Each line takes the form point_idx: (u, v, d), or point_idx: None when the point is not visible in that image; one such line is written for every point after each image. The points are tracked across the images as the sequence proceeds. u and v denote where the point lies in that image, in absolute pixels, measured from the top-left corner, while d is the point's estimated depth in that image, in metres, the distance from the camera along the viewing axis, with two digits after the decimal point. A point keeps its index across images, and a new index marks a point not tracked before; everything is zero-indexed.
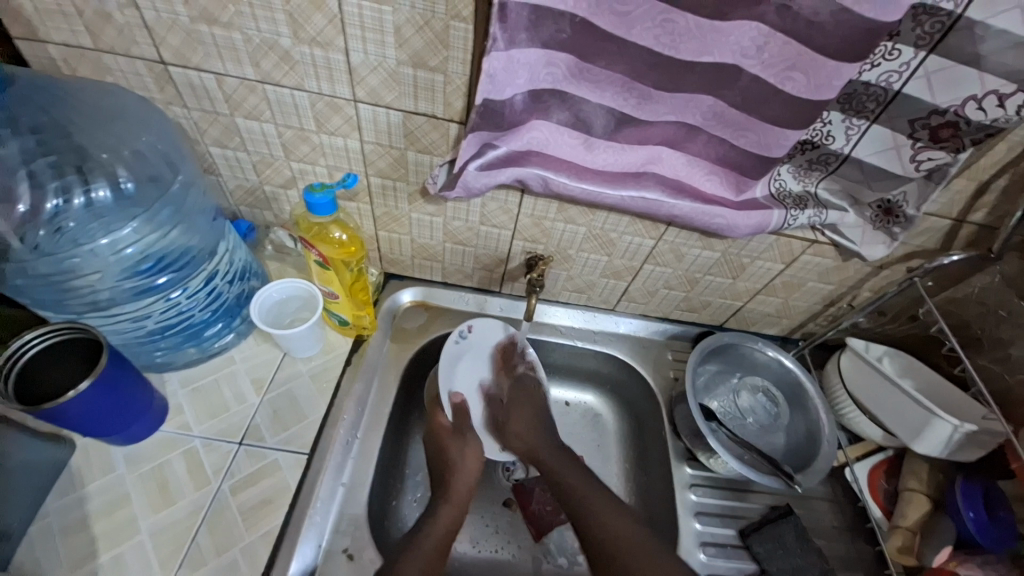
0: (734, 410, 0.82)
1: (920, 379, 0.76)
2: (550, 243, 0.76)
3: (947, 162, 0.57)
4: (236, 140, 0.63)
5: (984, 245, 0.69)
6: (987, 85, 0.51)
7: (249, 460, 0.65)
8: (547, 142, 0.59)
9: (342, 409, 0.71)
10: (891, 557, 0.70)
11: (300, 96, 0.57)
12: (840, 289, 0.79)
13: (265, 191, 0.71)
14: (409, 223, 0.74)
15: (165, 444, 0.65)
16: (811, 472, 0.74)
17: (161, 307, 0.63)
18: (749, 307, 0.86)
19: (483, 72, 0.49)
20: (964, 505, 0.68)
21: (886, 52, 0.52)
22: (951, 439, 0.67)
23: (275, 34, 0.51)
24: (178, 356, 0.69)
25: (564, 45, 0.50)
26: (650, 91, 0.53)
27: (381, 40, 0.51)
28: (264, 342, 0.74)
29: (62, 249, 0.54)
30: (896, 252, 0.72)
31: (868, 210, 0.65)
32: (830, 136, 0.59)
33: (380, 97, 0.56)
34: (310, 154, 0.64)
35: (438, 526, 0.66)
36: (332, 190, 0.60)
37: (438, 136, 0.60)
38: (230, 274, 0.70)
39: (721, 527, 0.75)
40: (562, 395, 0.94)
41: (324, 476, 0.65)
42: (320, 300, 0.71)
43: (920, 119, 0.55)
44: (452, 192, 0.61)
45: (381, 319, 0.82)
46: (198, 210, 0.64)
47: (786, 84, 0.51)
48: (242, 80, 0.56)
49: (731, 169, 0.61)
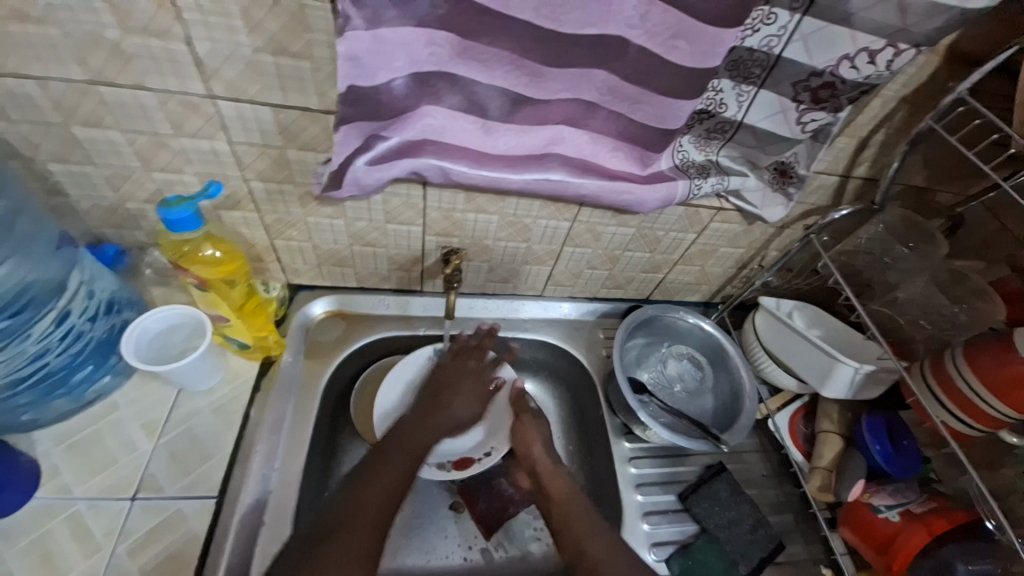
0: (663, 380, 0.84)
1: (826, 327, 0.80)
2: (465, 236, 0.73)
3: (829, 121, 0.60)
4: (79, 153, 0.54)
5: (868, 198, 0.73)
6: (857, 43, 0.53)
7: (146, 515, 0.58)
8: (442, 130, 0.55)
9: (253, 440, 0.65)
10: (813, 496, 0.75)
11: (145, 95, 0.49)
12: (750, 251, 0.82)
13: (129, 209, 0.61)
14: (308, 229, 0.67)
15: (40, 513, 0.56)
16: (737, 429, 0.77)
17: (0, 360, 0.54)
18: (670, 277, 0.87)
19: (343, 56, 0.45)
20: (871, 438, 0.73)
21: (764, 17, 0.52)
22: (853, 381, 0.72)
23: (97, 24, 0.43)
24: (45, 410, 0.60)
25: (442, 22, 0.46)
26: (540, 68, 0.51)
27: (229, 26, 0.44)
28: (151, 380, 0.66)
29: None
30: (795, 211, 0.75)
31: (766, 172, 0.67)
32: (723, 104, 0.60)
33: (243, 91, 0.49)
34: (173, 161, 0.56)
35: (368, 494, 0.59)
36: (194, 202, 0.54)
37: (319, 131, 0.54)
38: (92, 310, 0.61)
39: (663, 494, 0.77)
40: None
41: (238, 515, 0.60)
42: (207, 326, 0.63)
43: (801, 81, 0.57)
44: (342, 190, 0.57)
45: (290, 337, 0.75)
46: (34, 240, 0.54)
47: (673, 53, 0.50)
48: (67, 81, 0.47)
49: (633, 143, 0.60)
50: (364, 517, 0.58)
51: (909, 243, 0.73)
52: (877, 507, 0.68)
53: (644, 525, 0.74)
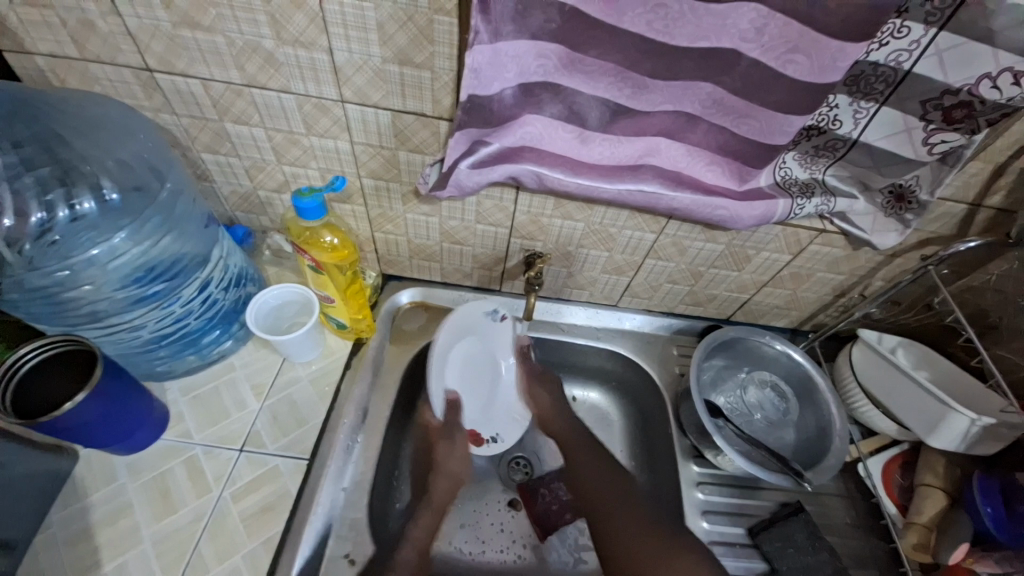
0: (741, 406, 0.80)
1: (935, 369, 0.73)
2: (548, 241, 0.74)
3: (962, 144, 0.54)
4: (227, 146, 0.63)
5: (1000, 231, 0.66)
6: (1001, 62, 0.48)
7: (249, 467, 0.65)
8: (540, 137, 0.57)
9: (342, 413, 0.71)
10: (906, 555, 0.68)
11: (287, 98, 0.56)
12: (851, 279, 0.76)
13: (260, 196, 0.70)
14: (405, 224, 0.73)
15: (166, 452, 0.66)
16: (822, 469, 0.72)
17: (153, 318, 0.63)
18: (757, 299, 0.83)
19: (467, 67, 0.48)
20: (981, 500, 0.65)
21: (894, 30, 0.49)
22: (968, 433, 0.65)
23: (257, 35, 0.50)
24: (178, 364, 0.69)
25: (554, 35, 0.48)
26: (645, 80, 0.51)
27: (364, 38, 0.49)
28: (262, 348, 0.75)
29: (43, 265, 0.53)
30: (909, 240, 0.69)
31: (878, 196, 0.63)
32: (838, 120, 0.57)
33: (368, 97, 0.55)
34: (301, 157, 0.63)
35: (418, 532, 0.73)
36: (320, 194, 0.60)
37: (428, 135, 0.58)
38: (226, 281, 0.70)
39: (729, 525, 0.74)
40: (571, 391, 0.93)
41: (325, 481, 0.66)
42: (314, 305, 0.71)
43: (932, 99, 0.52)
44: (444, 191, 0.60)
45: (380, 322, 0.81)
46: (189, 217, 0.64)
47: (787, 67, 0.48)
48: (228, 84, 0.55)
49: (732, 157, 0.58)
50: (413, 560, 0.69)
51: None
52: None
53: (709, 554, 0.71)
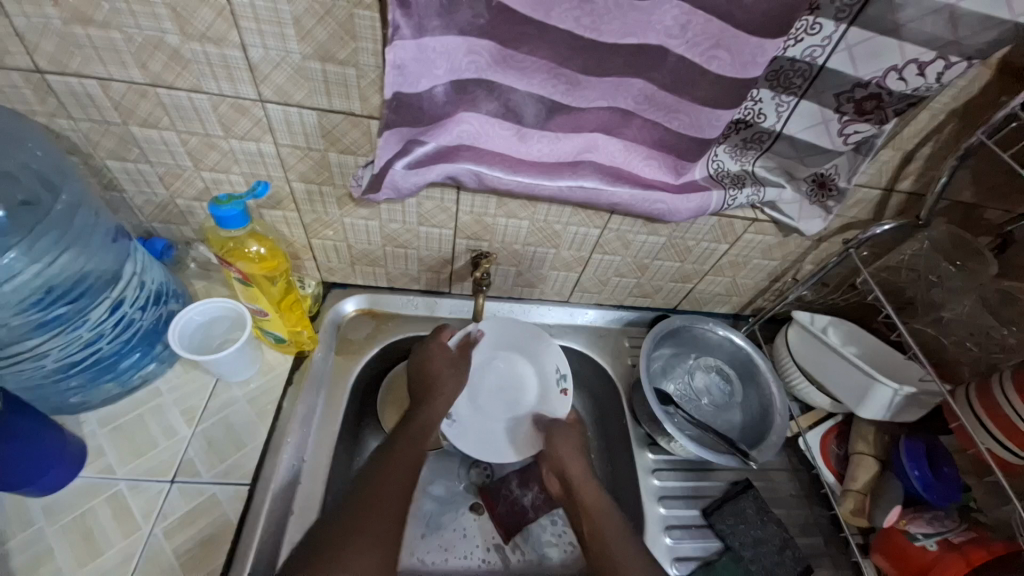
0: (689, 392, 0.83)
1: (862, 345, 0.78)
2: (494, 240, 0.73)
3: (873, 134, 0.58)
4: (136, 152, 0.57)
5: (912, 213, 0.71)
6: (907, 54, 0.51)
7: (183, 498, 0.60)
8: (477, 135, 0.56)
9: (285, 431, 0.67)
10: (844, 519, 0.73)
11: (200, 99, 0.52)
12: (784, 264, 0.80)
13: (179, 205, 0.65)
14: (343, 229, 0.69)
15: (85, 491, 0.60)
16: (765, 447, 0.75)
17: (59, 344, 0.57)
18: (699, 288, 0.86)
19: (389, 63, 0.47)
20: (909, 464, 0.70)
21: (808, 27, 0.52)
22: (892, 402, 0.70)
23: (159, 30, 0.46)
24: (95, 392, 0.63)
25: (483, 31, 0.47)
26: (578, 77, 0.51)
27: (281, 33, 0.46)
28: (193, 368, 0.69)
29: None
30: (832, 225, 0.73)
31: (803, 184, 0.66)
32: (762, 114, 0.59)
33: (290, 96, 0.52)
34: (222, 161, 0.59)
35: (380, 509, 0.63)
36: (241, 200, 0.57)
37: (360, 135, 0.56)
38: (142, 300, 0.64)
39: (686, 508, 0.76)
40: None
41: (270, 505, 0.62)
42: (247, 317, 0.66)
43: (845, 92, 0.55)
44: (381, 193, 0.58)
45: (323, 333, 0.77)
46: (92, 232, 0.58)
47: (712, 63, 0.50)
48: (130, 84, 0.50)
49: (667, 152, 0.60)
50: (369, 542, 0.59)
51: (955, 261, 0.70)
52: (912, 535, 0.66)
53: (666, 538, 0.73)
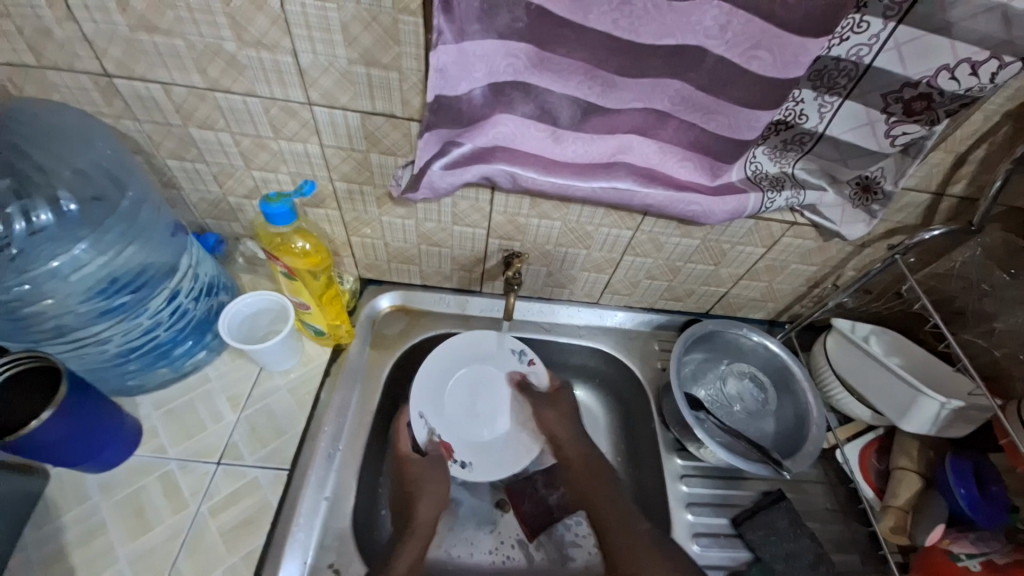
0: (721, 398, 0.81)
1: (907, 355, 0.75)
2: (526, 240, 0.74)
3: (923, 135, 0.56)
4: (193, 152, 0.61)
5: (963, 219, 0.68)
6: (959, 53, 0.49)
7: (227, 480, 0.64)
8: (513, 137, 0.57)
9: (322, 421, 0.70)
10: (883, 536, 0.70)
11: (253, 102, 0.55)
12: (824, 270, 0.78)
13: (230, 202, 0.68)
14: (381, 227, 0.72)
15: (140, 469, 0.64)
16: (800, 457, 0.73)
17: (121, 330, 0.62)
18: (734, 292, 0.84)
19: (432, 68, 0.48)
20: (955, 480, 0.67)
21: (854, 25, 0.50)
22: (938, 417, 0.67)
23: (219, 38, 0.49)
24: (150, 377, 0.68)
25: (522, 34, 0.48)
26: (614, 78, 0.51)
27: (329, 39, 0.49)
28: (238, 358, 0.73)
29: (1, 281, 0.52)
30: (877, 230, 0.71)
31: (847, 187, 0.64)
32: (804, 115, 0.58)
33: (335, 99, 0.54)
34: (271, 161, 0.62)
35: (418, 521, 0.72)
36: (290, 199, 0.59)
37: (399, 136, 0.58)
38: (196, 291, 0.68)
39: (714, 517, 0.75)
40: None
41: (307, 491, 0.65)
42: (291, 312, 0.70)
43: (892, 92, 0.54)
44: (418, 193, 0.60)
45: (360, 327, 0.80)
46: (153, 226, 0.62)
47: (751, 63, 0.49)
48: (190, 88, 0.54)
49: (703, 153, 0.59)
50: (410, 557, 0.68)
51: (1010, 269, 0.65)
52: (956, 555, 0.63)
53: (694, 546, 0.72)
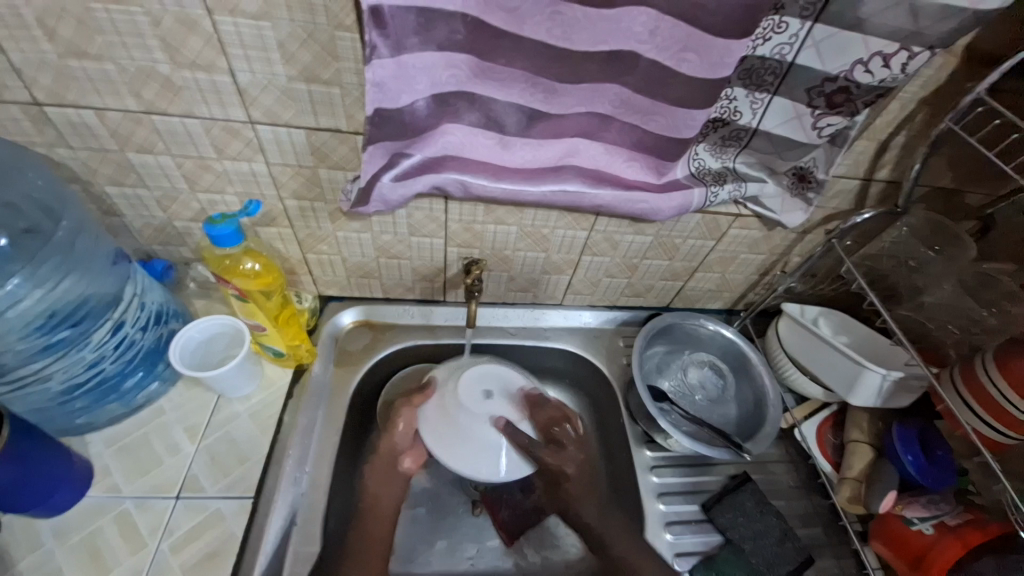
0: (685, 388, 0.84)
1: (852, 333, 0.79)
2: (485, 247, 0.75)
3: (846, 125, 0.60)
4: (133, 177, 0.59)
5: (891, 201, 0.73)
6: (870, 48, 0.53)
7: (188, 514, 0.62)
8: (461, 146, 0.58)
9: (287, 445, 0.68)
10: (842, 507, 0.73)
11: (193, 123, 0.54)
12: (772, 257, 0.81)
13: (176, 227, 0.67)
14: (337, 242, 0.71)
15: (93, 511, 0.61)
16: (761, 438, 0.76)
17: (63, 366, 0.59)
18: (691, 285, 0.87)
19: (369, 82, 0.49)
20: (901, 448, 0.71)
21: (774, 26, 0.53)
22: (883, 388, 0.70)
23: (152, 61, 0.48)
24: (99, 414, 0.65)
25: (461, 46, 0.49)
26: (555, 85, 0.53)
27: (267, 58, 0.48)
28: (194, 386, 0.71)
29: None
30: (816, 216, 0.75)
31: (784, 178, 0.68)
32: (737, 112, 0.61)
33: (279, 116, 0.54)
34: (216, 182, 0.60)
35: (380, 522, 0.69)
36: (235, 219, 0.58)
37: (348, 150, 0.58)
38: (144, 320, 0.66)
39: (685, 504, 0.77)
40: None
41: (274, 518, 0.63)
42: (246, 334, 0.68)
43: (815, 87, 0.57)
44: (370, 206, 0.60)
45: (321, 346, 0.79)
46: (92, 256, 0.59)
47: (683, 66, 0.52)
48: (125, 113, 0.53)
49: (647, 152, 0.61)
50: (378, 544, 0.67)
51: (934, 247, 0.70)
52: (910, 519, 0.67)
53: (667, 535, 0.74)
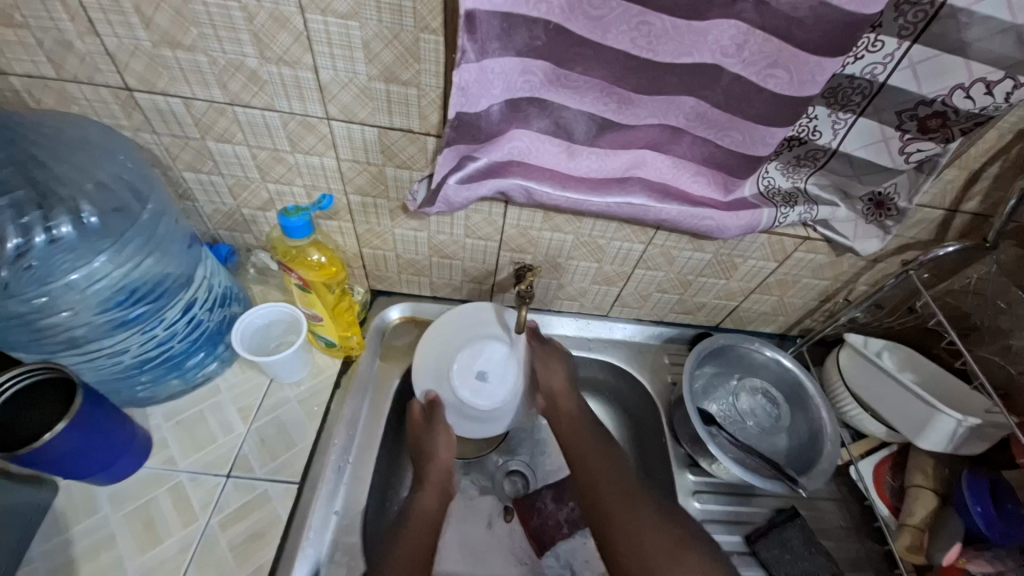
0: (734, 413, 0.81)
1: (920, 371, 0.75)
2: (538, 253, 0.74)
3: (937, 152, 0.56)
4: (210, 164, 0.62)
5: (976, 236, 0.68)
6: (974, 73, 0.50)
7: (237, 493, 0.63)
8: (529, 151, 0.58)
9: (333, 434, 0.70)
10: (900, 556, 0.69)
11: (271, 116, 0.55)
12: (835, 284, 0.78)
13: (244, 214, 0.69)
14: (393, 240, 0.72)
15: (150, 481, 0.63)
16: (816, 474, 0.72)
17: (137, 340, 0.62)
18: (745, 306, 0.84)
19: (454, 85, 0.48)
20: (971, 499, 0.66)
21: (869, 44, 0.50)
22: (955, 434, 0.66)
23: (241, 54, 0.50)
24: (161, 388, 0.68)
25: (540, 52, 0.48)
26: (630, 95, 0.52)
27: (349, 56, 0.49)
28: (248, 368, 0.73)
29: (19, 291, 0.52)
30: (890, 245, 0.70)
31: (859, 203, 0.64)
32: (817, 131, 0.58)
33: (354, 114, 0.55)
34: (287, 174, 0.62)
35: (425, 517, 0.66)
36: (308, 212, 0.60)
37: (416, 150, 0.58)
38: (211, 301, 0.68)
39: (728, 534, 0.74)
40: None
41: (318, 505, 0.64)
42: (303, 322, 0.69)
43: (907, 110, 0.54)
44: (434, 207, 0.60)
45: (370, 339, 0.80)
46: (171, 238, 0.63)
47: (768, 82, 0.50)
48: (210, 102, 0.55)
49: (717, 169, 0.59)
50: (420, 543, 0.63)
51: None
52: None
53: None
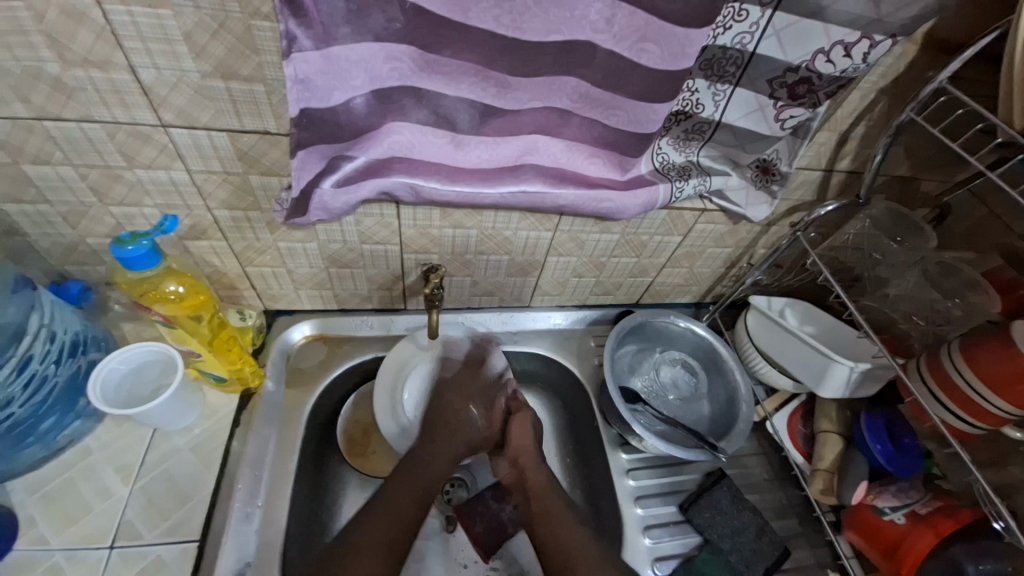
0: (656, 387, 0.82)
1: (818, 324, 0.79)
2: (444, 251, 0.70)
3: (808, 117, 0.58)
4: (32, 191, 0.52)
5: (853, 192, 0.72)
6: (832, 36, 0.51)
7: (122, 565, 0.55)
8: (412, 145, 0.53)
9: (235, 478, 0.62)
10: (816, 499, 0.73)
11: (93, 129, 0.47)
12: (738, 250, 0.80)
13: (90, 245, 0.59)
14: (279, 254, 0.65)
15: (17, 567, 0.54)
16: (734, 436, 0.75)
17: None
18: (659, 281, 0.85)
19: (291, 79, 0.44)
20: (870, 438, 0.71)
21: (734, 14, 0.50)
22: (850, 379, 0.70)
23: (38, 60, 0.41)
24: (17, 461, 0.58)
25: (400, 36, 0.44)
26: (507, 78, 0.49)
27: (172, 51, 0.42)
28: (124, 422, 0.64)
29: None
30: (780, 208, 0.73)
31: (748, 171, 0.66)
32: (700, 104, 0.58)
33: (195, 118, 0.47)
34: (131, 194, 0.54)
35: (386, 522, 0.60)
36: (148, 238, 0.53)
37: (280, 154, 0.52)
38: (55, 353, 0.59)
39: (662, 505, 0.75)
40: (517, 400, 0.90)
41: (224, 559, 0.58)
42: (177, 363, 0.62)
43: (777, 78, 0.55)
44: (310, 215, 0.55)
45: (271, 366, 0.73)
46: None
47: (642, 56, 0.48)
48: (13, 120, 0.45)
49: (609, 148, 0.58)
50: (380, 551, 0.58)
51: (896, 237, 0.72)
52: (881, 510, 0.67)
53: (646, 540, 0.72)
